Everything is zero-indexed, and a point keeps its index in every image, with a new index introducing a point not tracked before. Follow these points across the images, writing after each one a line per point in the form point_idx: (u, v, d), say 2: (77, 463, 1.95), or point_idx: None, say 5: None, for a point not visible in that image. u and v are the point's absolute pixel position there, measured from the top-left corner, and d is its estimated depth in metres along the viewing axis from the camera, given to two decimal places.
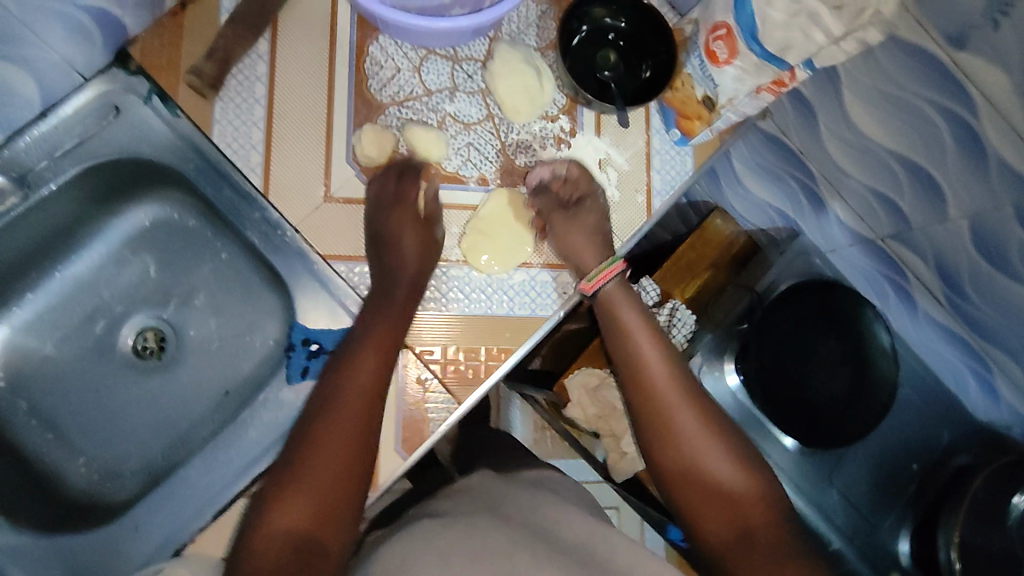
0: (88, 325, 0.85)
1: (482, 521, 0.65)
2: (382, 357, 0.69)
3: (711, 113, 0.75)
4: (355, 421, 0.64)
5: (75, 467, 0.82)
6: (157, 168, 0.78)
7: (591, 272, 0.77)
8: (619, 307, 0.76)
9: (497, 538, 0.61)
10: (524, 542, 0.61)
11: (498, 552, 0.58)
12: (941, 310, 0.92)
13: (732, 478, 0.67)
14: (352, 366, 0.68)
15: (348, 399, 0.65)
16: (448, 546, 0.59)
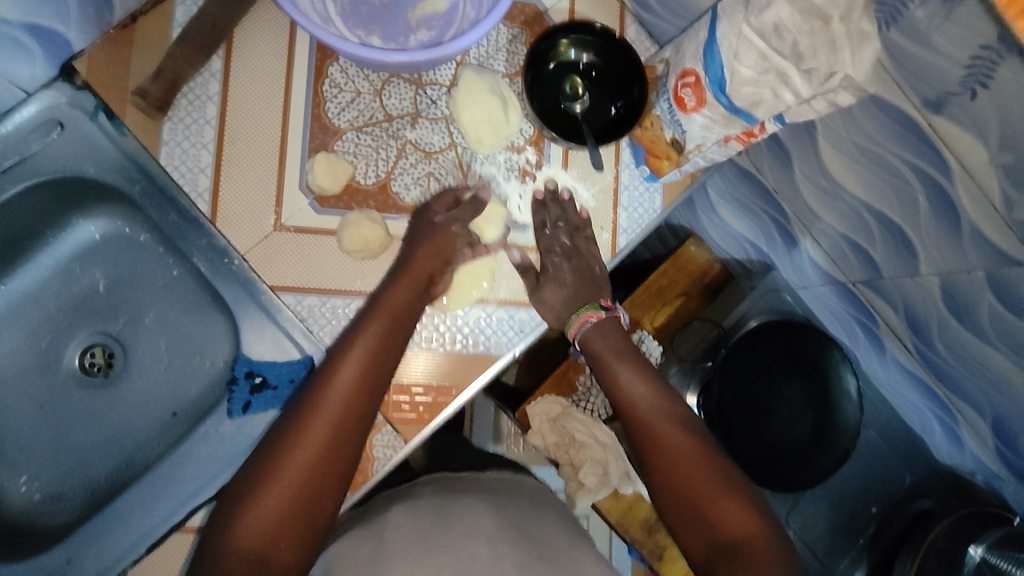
0: (34, 340, 0.83)
1: (470, 513, 0.68)
2: (351, 393, 0.63)
3: (679, 156, 0.73)
4: (309, 469, 0.59)
5: (17, 485, 0.79)
6: (102, 187, 0.75)
7: (570, 318, 0.80)
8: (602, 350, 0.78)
9: (470, 537, 0.62)
10: (495, 543, 0.62)
11: (472, 558, 0.59)
12: (908, 358, 0.90)
13: (726, 510, 0.63)
14: (317, 399, 0.62)
15: (301, 443, 0.59)
16: (427, 538, 0.62)
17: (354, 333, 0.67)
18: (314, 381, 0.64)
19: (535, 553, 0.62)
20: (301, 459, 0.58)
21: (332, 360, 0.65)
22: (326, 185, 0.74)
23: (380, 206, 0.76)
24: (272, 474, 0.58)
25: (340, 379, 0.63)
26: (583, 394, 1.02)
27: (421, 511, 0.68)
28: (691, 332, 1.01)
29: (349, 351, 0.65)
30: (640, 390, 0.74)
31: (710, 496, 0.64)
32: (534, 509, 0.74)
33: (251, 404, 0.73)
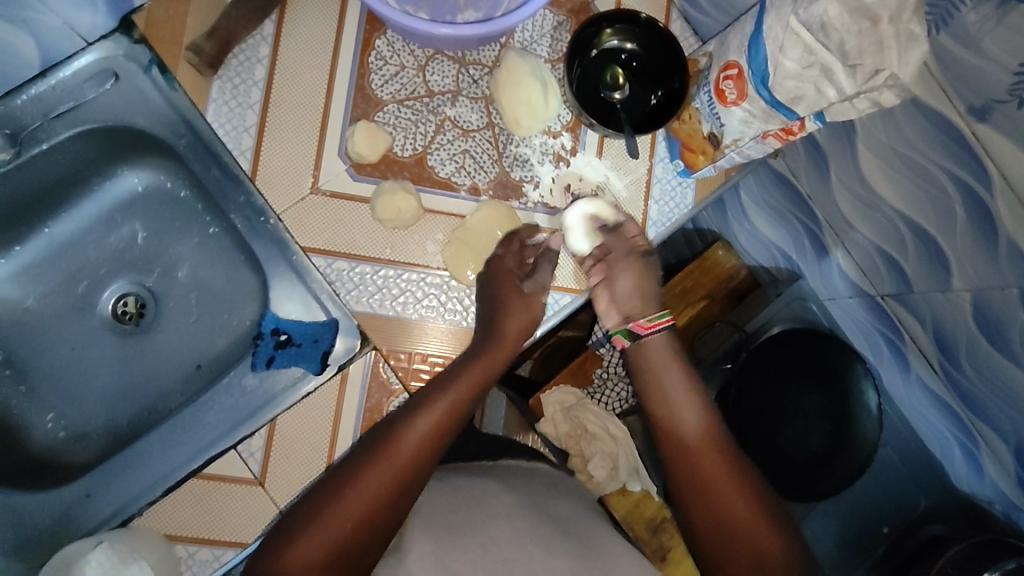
0: (71, 284, 0.85)
1: (505, 493, 0.72)
2: (428, 446, 0.65)
3: (716, 150, 0.73)
4: (375, 511, 0.61)
5: (43, 422, 0.82)
6: (150, 139, 0.77)
7: (645, 316, 0.80)
8: (648, 351, 0.79)
9: (485, 524, 0.66)
10: (519, 536, 0.65)
11: (491, 539, 0.64)
12: (934, 377, 0.88)
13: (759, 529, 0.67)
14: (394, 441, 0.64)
15: (373, 486, 0.61)
16: (447, 530, 0.65)
17: (432, 393, 0.68)
18: (386, 431, 0.65)
19: (555, 532, 0.68)
20: (358, 502, 0.61)
21: (409, 410, 0.67)
22: (364, 154, 0.75)
23: (415, 177, 0.77)
24: (328, 510, 0.60)
25: (414, 433, 0.65)
26: (599, 385, 1.03)
27: (438, 499, 0.70)
28: (713, 334, 1.02)
29: (423, 410, 0.66)
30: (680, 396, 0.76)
31: (741, 516, 0.68)
32: (545, 487, 0.76)
33: (275, 358, 0.76)
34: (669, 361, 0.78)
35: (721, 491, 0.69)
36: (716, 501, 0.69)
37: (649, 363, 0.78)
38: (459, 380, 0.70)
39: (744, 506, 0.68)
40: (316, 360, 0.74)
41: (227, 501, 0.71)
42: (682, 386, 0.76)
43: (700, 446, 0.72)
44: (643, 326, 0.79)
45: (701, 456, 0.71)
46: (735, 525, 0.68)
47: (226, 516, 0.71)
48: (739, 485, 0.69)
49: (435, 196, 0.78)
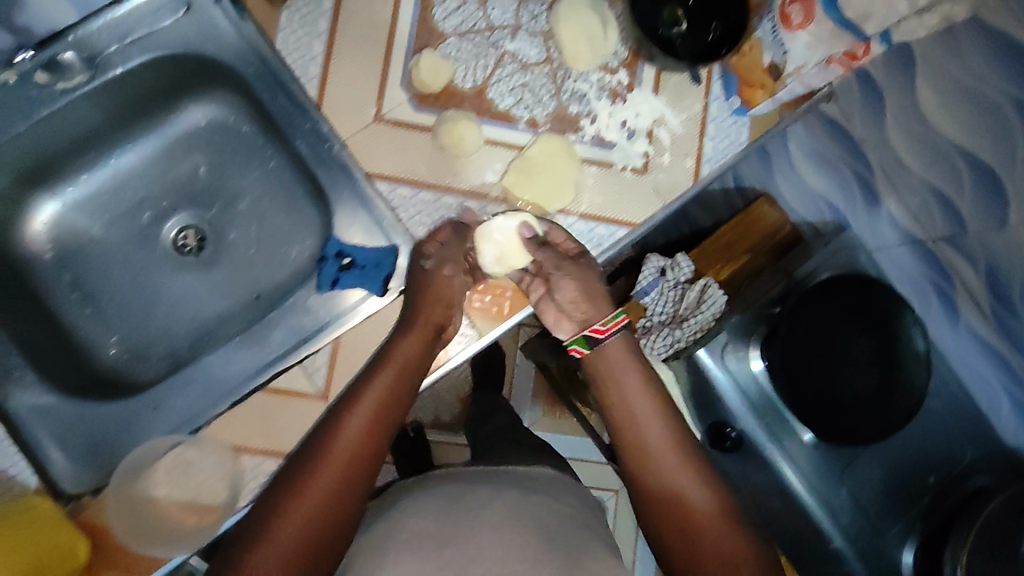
0: (136, 214, 0.88)
1: (489, 497, 0.66)
2: (364, 436, 0.63)
3: (776, 82, 0.78)
4: (320, 511, 0.58)
5: (107, 345, 0.84)
6: (219, 68, 0.79)
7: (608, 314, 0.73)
8: (614, 364, 0.72)
9: (473, 532, 0.60)
10: (502, 533, 0.60)
11: (477, 548, 0.58)
12: (984, 324, 0.88)
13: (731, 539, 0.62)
14: (339, 423, 0.63)
15: (316, 479, 0.60)
16: (435, 539, 0.60)
17: (363, 382, 0.67)
18: (330, 422, 0.64)
19: (536, 530, 0.62)
20: (306, 509, 0.58)
21: (340, 409, 0.65)
22: (427, 83, 0.77)
23: (476, 110, 0.79)
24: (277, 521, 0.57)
25: (351, 422, 0.63)
26: (642, 333, 0.99)
27: (430, 514, 0.64)
28: (760, 282, 0.99)
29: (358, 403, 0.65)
30: (645, 413, 0.70)
31: (712, 529, 0.63)
32: (537, 501, 0.68)
33: (339, 280, 0.77)
34: (637, 377, 0.71)
35: (679, 478, 0.66)
36: (688, 512, 0.64)
37: (602, 363, 0.72)
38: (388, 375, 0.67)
39: (706, 501, 0.64)
40: (378, 282, 0.76)
41: (291, 414, 0.74)
42: (642, 389, 0.71)
43: (662, 443, 0.68)
44: (597, 331, 0.73)
45: (656, 451, 0.67)
46: (698, 531, 0.63)
47: (289, 430, 0.73)
48: (709, 495, 0.65)
49: (494, 127, 0.79)
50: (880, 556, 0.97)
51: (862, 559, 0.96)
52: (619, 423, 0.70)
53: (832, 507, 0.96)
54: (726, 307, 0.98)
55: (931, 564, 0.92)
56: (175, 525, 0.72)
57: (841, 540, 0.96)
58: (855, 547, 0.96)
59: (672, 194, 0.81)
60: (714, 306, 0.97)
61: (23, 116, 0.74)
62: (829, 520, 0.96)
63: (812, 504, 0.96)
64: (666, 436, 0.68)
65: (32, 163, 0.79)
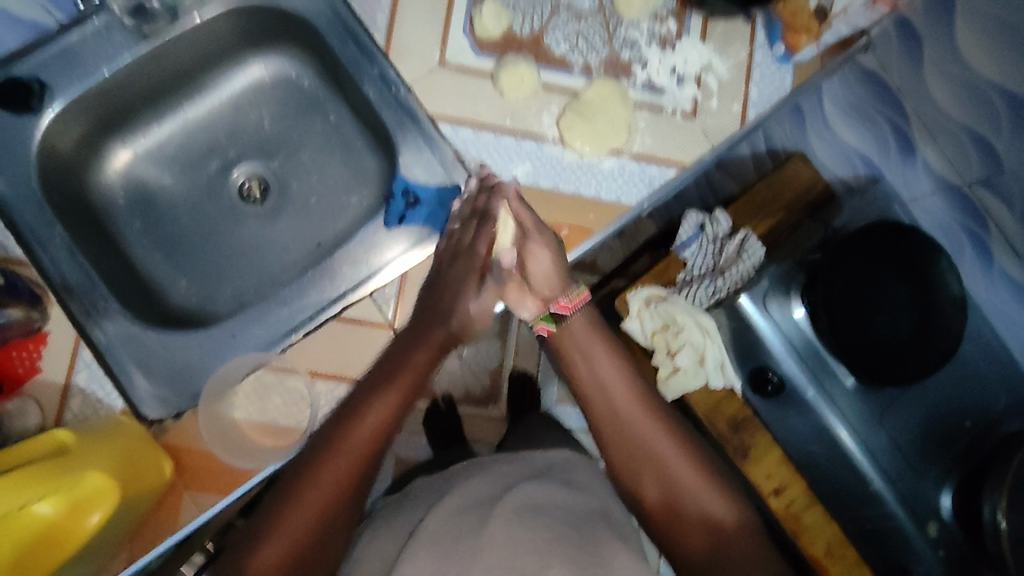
0: (203, 163, 0.91)
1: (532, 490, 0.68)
2: (377, 429, 0.65)
3: (820, 25, 0.84)
4: (324, 503, 0.62)
5: (177, 285, 0.87)
6: (293, 21, 0.84)
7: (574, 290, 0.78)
8: (582, 341, 0.78)
9: (491, 518, 0.64)
10: (516, 530, 0.62)
11: (491, 539, 0.62)
12: (1019, 265, 0.92)
13: (720, 510, 0.70)
14: (348, 421, 0.65)
15: (327, 470, 0.63)
16: (454, 532, 0.64)
17: (377, 377, 0.69)
18: (341, 417, 0.66)
19: (569, 530, 0.64)
20: (313, 503, 0.62)
21: (350, 411, 0.66)
22: (489, 28, 0.81)
23: (534, 55, 0.83)
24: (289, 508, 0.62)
25: (362, 421, 0.65)
26: (682, 286, 0.99)
27: (451, 504, 0.69)
28: (797, 235, 1.00)
29: (369, 400, 0.66)
30: (619, 390, 0.75)
31: (694, 493, 0.71)
32: (576, 500, 0.69)
33: (406, 217, 0.80)
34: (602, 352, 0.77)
35: (671, 462, 0.72)
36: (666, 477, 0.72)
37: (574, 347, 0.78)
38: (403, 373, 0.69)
39: (694, 483, 0.71)
40: (441, 220, 0.80)
41: (364, 342, 0.77)
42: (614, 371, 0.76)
43: (645, 426, 0.73)
44: (563, 306, 0.78)
45: (643, 434, 0.73)
46: (685, 508, 0.71)
47: (362, 356, 0.76)
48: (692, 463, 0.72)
49: (551, 72, 0.83)
50: (918, 499, 0.99)
51: (903, 501, 0.99)
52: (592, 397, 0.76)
53: (872, 450, 0.99)
54: (763, 259, 0.99)
55: (970, 505, 0.94)
56: (252, 444, 0.74)
57: (880, 482, 0.99)
58: (895, 489, 0.99)
59: (720, 137, 0.85)
60: (754, 258, 0.98)
61: (108, 61, 0.78)
62: (869, 461, 1.00)
63: (852, 448, 1.00)
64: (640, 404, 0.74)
65: (111, 108, 0.83)
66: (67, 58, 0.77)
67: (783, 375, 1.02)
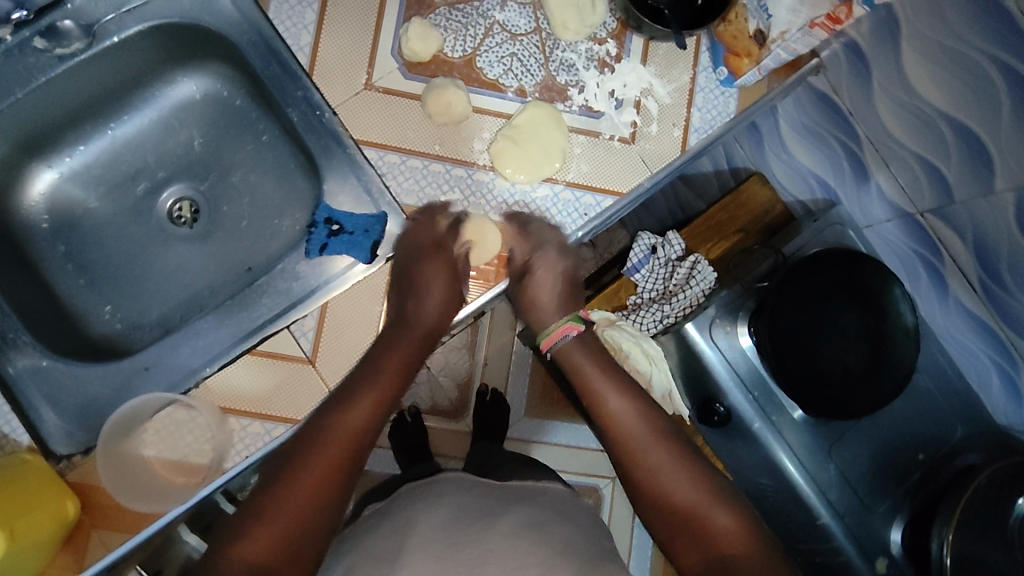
0: (132, 185, 0.89)
1: (517, 511, 0.71)
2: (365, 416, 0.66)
3: (761, 49, 0.79)
4: (313, 486, 0.60)
5: (101, 312, 0.85)
6: (216, 40, 0.81)
7: (549, 328, 0.82)
8: (575, 358, 0.78)
9: (488, 531, 0.66)
10: (513, 539, 0.65)
11: (489, 552, 0.63)
12: (972, 297, 0.89)
13: (728, 523, 0.62)
14: (340, 408, 0.65)
15: (312, 456, 0.62)
16: (446, 539, 0.65)
17: (358, 379, 0.69)
18: (321, 416, 0.65)
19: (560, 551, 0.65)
20: (289, 505, 0.59)
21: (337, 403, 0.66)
22: (417, 50, 0.78)
23: (465, 78, 0.80)
24: (261, 516, 0.58)
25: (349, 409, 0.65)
26: (632, 310, 1.00)
27: (435, 520, 0.68)
28: (750, 260, 0.98)
29: (347, 403, 0.66)
30: (617, 401, 0.72)
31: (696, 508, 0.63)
32: (560, 521, 0.71)
33: (328, 246, 0.78)
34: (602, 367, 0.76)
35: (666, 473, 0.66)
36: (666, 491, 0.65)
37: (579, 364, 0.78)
38: (380, 371, 0.70)
39: (693, 497, 0.64)
40: (365, 249, 0.77)
41: (280, 376, 0.74)
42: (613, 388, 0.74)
43: (648, 439, 0.68)
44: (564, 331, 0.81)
45: (646, 449, 0.68)
46: (698, 525, 0.62)
47: (277, 392, 0.74)
48: (694, 476, 0.65)
49: (483, 96, 0.80)
50: (868, 534, 0.95)
51: (853, 537, 0.95)
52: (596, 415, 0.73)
53: (821, 483, 0.95)
54: (716, 284, 0.98)
55: (920, 540, 0.92)
56: (162, 483, 0.72)
57: (828, 516, 0.95)
58: (842, 523, 0.94)
59: (659, 163, 0.82)
60: (703, 282, 0.97)
61: (22, 84, 0.75)
62: (818, 497, 0.95)
63: (799, 479, 0.95)
64: (639, 413, 0.70)
65: (31, 131, 0.80)
66: None
67: (730, 407, 0.97)
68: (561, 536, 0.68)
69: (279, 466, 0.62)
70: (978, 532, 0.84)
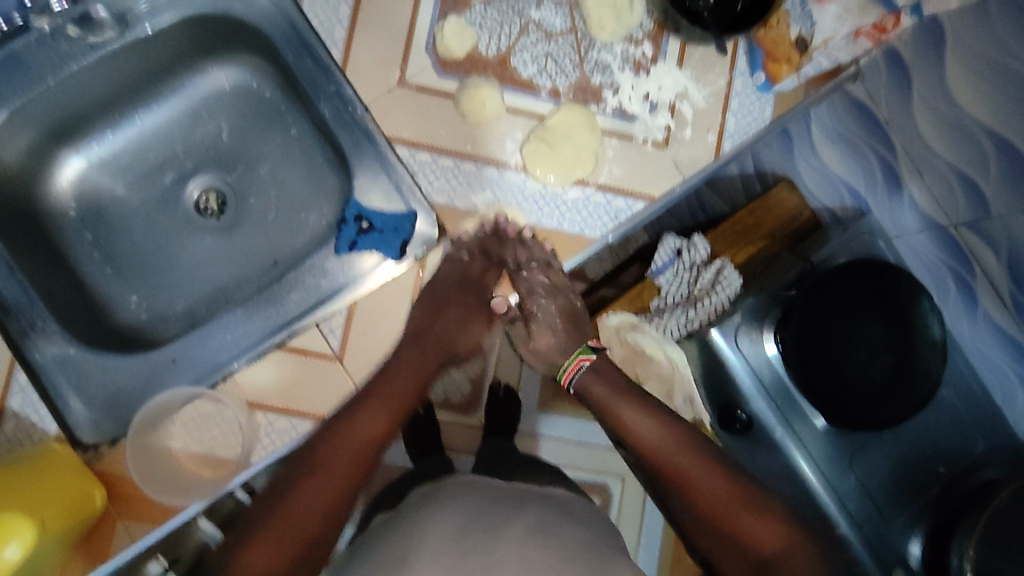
0: (158, 175, 0.88)
1: (522, 517, 0.71)
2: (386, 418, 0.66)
3: (802, 56, 0.78)
4: (337, 485, 0.60)
5: (127, 302, 0.85)
6: (248, 31, 0.80)
7: (561, 368, 0.80)
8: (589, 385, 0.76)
9: (495, 540, 0.65)
10: (524, 550, 0.64)
11: (500, 562, 0.62)
12: (1003, 313, 0.88)
13: (762, 531, 0.63)
14: (359, 414, 0.65)
15: (338, 451, 0.62)
16: (458, 549, 0.64)
17: (373, 386, 0.69)
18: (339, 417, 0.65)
19: (572, 557, 0.65)
20: (312, 503, 0.58)
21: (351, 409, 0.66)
22: (452, 50, 0.78)
23: (499, 77, 0.79)
24: (281, 513, 0.57)
25: (366, 419, 0.65)
26: (656, 315, 0.96)
27: (448, 527, 0.68)
28: (777, 266, 0.96)
29: (364, 407, 0.66)
30: (634, 417, 0.72)
31: (727, 513, 0.64)
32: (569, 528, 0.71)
33: (357, 244, 0.78)
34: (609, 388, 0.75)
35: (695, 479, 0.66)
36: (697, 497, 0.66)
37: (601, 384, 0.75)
38: (399, 376, 0.71)
39: (724, 498, 0.65)
40: (395, 246, 0.77)
41: (307, 372, 0.74)
42: (627, 401, 0.74)
43: (675, 450, 0.69)
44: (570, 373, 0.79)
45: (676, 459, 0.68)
46: (734, 530, 0.64)
47: (303, 388, 0.74)
48: (723, 480, 0.66)
49: (517, 96, 0.79)
50: (883, 543, 0.95)
51: (869, 548, 0.94)
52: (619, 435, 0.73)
53: (840, 492, 0.95)
54: (741, 290, 0.96)
55: (937, 554, 0.91)
56: (188, 476, 0.73)
57: (847, 526, 0.94)
58: (860, 533, 0.94)
59: (692, 168, 0.81)
60: (729, 289, 0.94)
61: (55, 70, 0.75)
62: (836, 505, 0.94)
63: (820, 490, 0.95)
64: (660, 429, 0.71)
65: (60, 117, 0.80)
66: (10, 64, 0.73)
67: (753, 414, 0.98)
68: (568, 542, 0.67)
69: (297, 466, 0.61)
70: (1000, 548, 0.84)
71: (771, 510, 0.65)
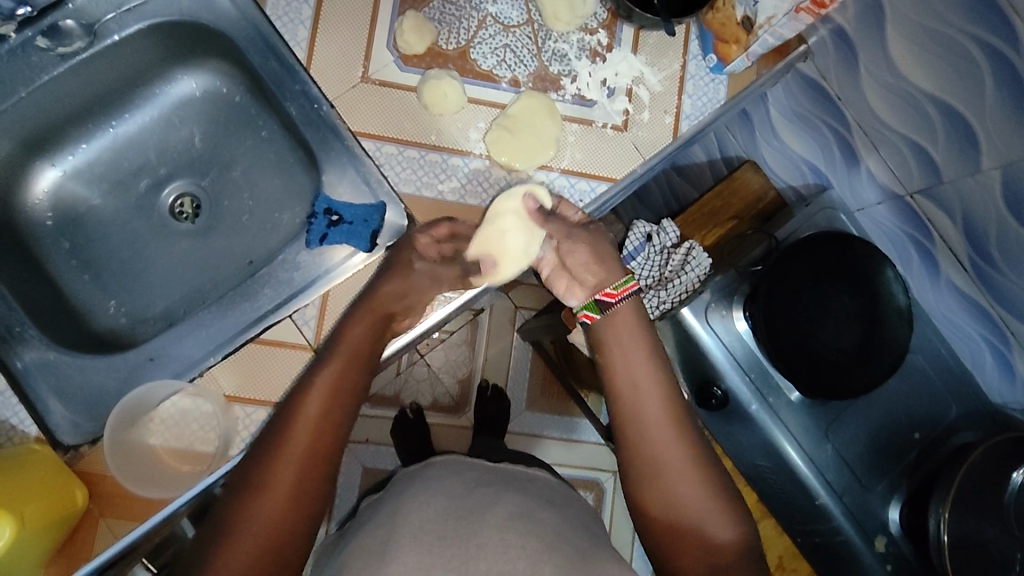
0: (133, 183, 0.91)
1: (503, 495, 0.71)
2: (339, 382, 0.62)
3: (748, 36, 0.79)
4: (301, 460, 0.58)
5: (106, 309, 0.86)
6: (213, 37, 0.82)
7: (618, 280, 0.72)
8: (614, 339, 0.70)
9: (479, 524, 0.65)
10: (502, 532, 0.64)
11: (481, 547, 0.62)
12: (963, 277, 0.90)
13: (725, 537, 0.62)
14: (308, 383, 0.61)
15: (299, 429, 0.59)
16: (439, 533, 0.64)
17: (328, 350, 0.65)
18: (299, 386, 0.62)
19: (548, 545, 0.64)
20: (281, 490, 0.57)
21: (308, 376, 0.63)
22: (412, 44, 0.80)
23: (459, 69, 0.82)
24: (252, 516, 0.56)
25: (318, 385, 0.61)
26: None
27: (427, 512, 0.67)
28: (746, 245, 1.01)
29: (319, 375, 0.62)
30: (646, 383, 0.67)
31: (701, 516, 0.62)
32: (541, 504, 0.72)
33: (328, 237, 0.80)
34: (635, 344, 0.69)
35: (675, 478, 0.63)
36: (669, 489, 0.63)
37: (614, 346, 0.69)
38: (353, 336, 0.67)
39: (700, 499, 0.63)
40: (365, 238, 0.78)
41: (281, 364, 0.76)
42: (643, 360, 0.68)
43: (664, 439, 0.64)
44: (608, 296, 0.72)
45: (661, 450, 0.64)
46: (693, 531, 0.62)
47: (278, 381, 0.75)
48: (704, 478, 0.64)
49: (478, 88, 0.82)
50: (865, 513, 0.97)
51: (849, 516, 0.97)
52: (617, 388, 0.68)
53: (819, 464, 0.97)
54: (710, 268, 1.02)
55: (917, 518, 0.93)
56: (167, 471, 0.74)
57: (827, 496, 0.97)
58: (841, 503, 0.96)
59: (651, 149, 0.83)
60: (698, 268, 1.01)
61: (25, 83, 0.77)
62: (817, 478, 0.96)
63: (800, 464, 0.97)
64: (667, 407, 0.66)
65: (33, 129, 0.82)
66: None
67: (728, 389, 0.98)
68: (550, 523, 0.68)
69: (268, 441, 0.59)
70: (976, 509, 0.85)
71: (743, 523, 0.63)
